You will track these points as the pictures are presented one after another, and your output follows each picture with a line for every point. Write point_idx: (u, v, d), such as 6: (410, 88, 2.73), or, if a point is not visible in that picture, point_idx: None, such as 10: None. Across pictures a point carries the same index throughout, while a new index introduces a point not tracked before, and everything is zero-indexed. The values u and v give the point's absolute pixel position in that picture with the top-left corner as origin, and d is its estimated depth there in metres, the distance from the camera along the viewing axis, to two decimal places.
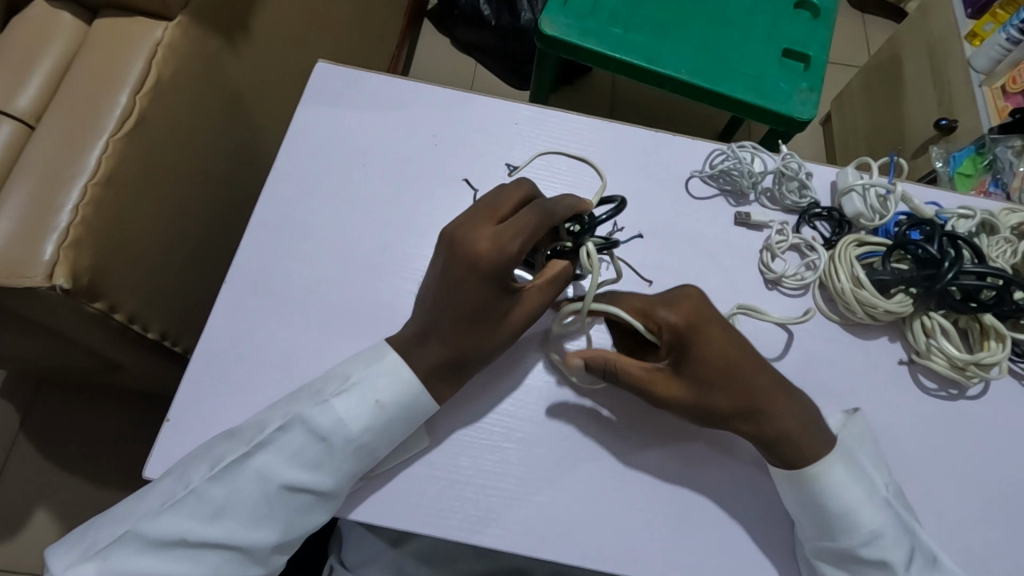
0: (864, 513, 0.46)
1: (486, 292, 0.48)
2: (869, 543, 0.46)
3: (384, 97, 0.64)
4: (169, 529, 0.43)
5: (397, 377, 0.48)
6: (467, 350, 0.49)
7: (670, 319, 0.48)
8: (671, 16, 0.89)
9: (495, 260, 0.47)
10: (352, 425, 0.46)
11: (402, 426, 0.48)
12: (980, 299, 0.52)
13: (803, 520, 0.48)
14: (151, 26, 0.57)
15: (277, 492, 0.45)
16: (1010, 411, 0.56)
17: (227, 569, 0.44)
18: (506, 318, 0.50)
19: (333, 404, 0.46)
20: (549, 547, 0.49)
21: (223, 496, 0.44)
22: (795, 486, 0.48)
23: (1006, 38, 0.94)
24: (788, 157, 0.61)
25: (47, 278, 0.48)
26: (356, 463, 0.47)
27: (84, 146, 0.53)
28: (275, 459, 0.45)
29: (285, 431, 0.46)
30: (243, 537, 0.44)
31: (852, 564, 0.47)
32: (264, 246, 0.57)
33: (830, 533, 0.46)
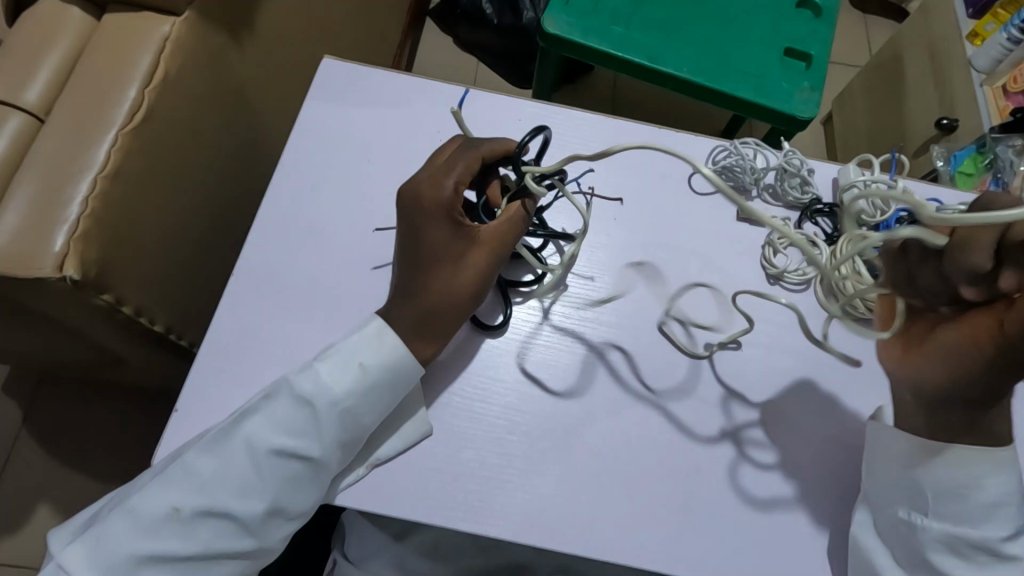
0: (1010, 509, 0.44)
1: (438, 235, 0.50)
2: (1010, 538, 0.43)
3: (388, 94, 0.64)
4: (162, 502, 0.44)
5: (379, 343, 0.49)
6: (437, 302, 0.50)
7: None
8: (673, 14, 0.89)
9: (434, 202, 0.50)
10: (335, 388, 0.47)
11: (386, 391, 0.49)
12: None
13: (931, 501, 0.45)
14: (158, 21, 0.58)
15: (265, 458, 0.45)
16: (1010, 407, 0.56)
17: (220, 541, 0.45)
18: (467, 262, 0.50)
19: (317, 368, 0.47)
20: (551, 539, 0.49)
21: (211, 465, 0.45)
22: (949, 466, 0.44)
23: (1007, 37, 0.95)
24: (790, 153, 0.62)
25: (57, 269, 0.49)
26: (342, 429, 0.47)
27: (93, 140, 0.53)
28: (262, 427, 0.46)
29: (271, 398, 0.47)
30: (234, 504, 0.45)
31: (969, 553, 0.44)
32: (270, 240, 0.57)
33: (964, 517, 0.44)
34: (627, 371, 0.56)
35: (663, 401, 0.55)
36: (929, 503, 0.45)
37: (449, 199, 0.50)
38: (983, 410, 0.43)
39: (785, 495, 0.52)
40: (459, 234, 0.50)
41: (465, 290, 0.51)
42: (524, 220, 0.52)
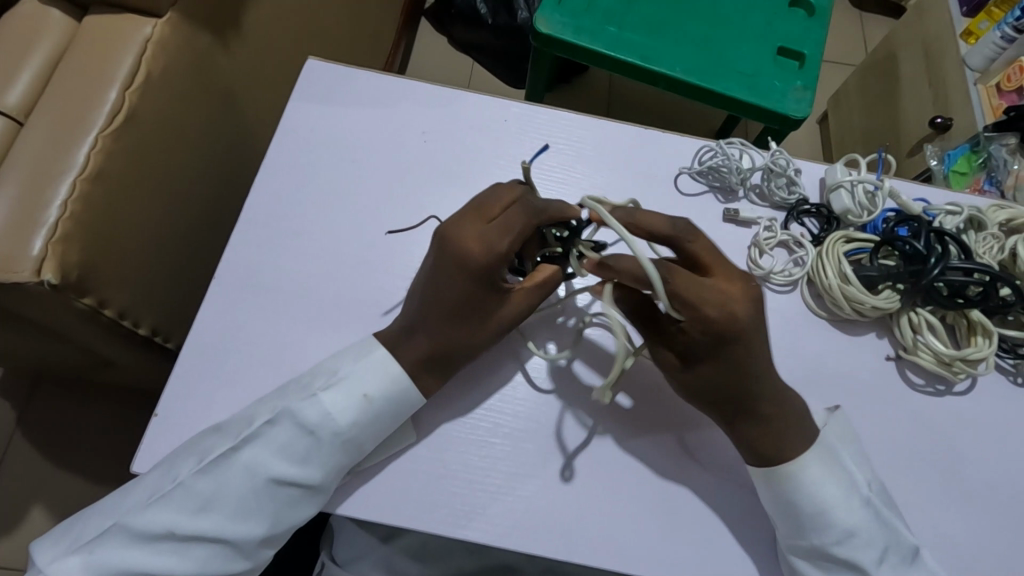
0: (839, 513, 0.46)
1: (474, 291, 0.48)
2: (840, 542, 0.46)
3: (375, 94, 0.64)
4: (157, 523, 0.44)
5: (384, 371, 0.48)
6: (463, 350, 0.50)
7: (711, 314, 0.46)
8: (665, 13, 0.89)
9: (483, 262, 0.47)
10: (341, 420, 0.46)
11: (389, 419, 0.48)
12: (966, 295, 0.52)
13: (777, 520, 0.48)
14: (140, 22, 0.58)
15: (265, 485, 0.45)
16: (998, 408, 0.56)
17: (215, 562, 0.44)
18: (501, 318, 0.50)
19: (322, 399, 0.47)
20: (535, 542, 0.49)
21: (210, 490, 0.44)
22: (769, 485, 0.48)
23: (1000, 36, 0.95)
24: (776, 154, 0.61)
25: (35, 273, 0.49)
26: (343, 457, 0.47)
27: (73, 142, 0.53)
28: (263, 453, 0.45)
29: (272, 425, 0.46)
30: (231, 530, 0.44)
31: (824, 562, 0.47)
32: (254, 242, 0.57)
33: (804, 532, 0.47)
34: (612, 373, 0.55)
35: (649, 402, 0.54)
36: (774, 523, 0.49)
37: (499, 260, 0.47)
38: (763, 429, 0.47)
39: None
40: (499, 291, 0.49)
41: (491, 342, 0.51)
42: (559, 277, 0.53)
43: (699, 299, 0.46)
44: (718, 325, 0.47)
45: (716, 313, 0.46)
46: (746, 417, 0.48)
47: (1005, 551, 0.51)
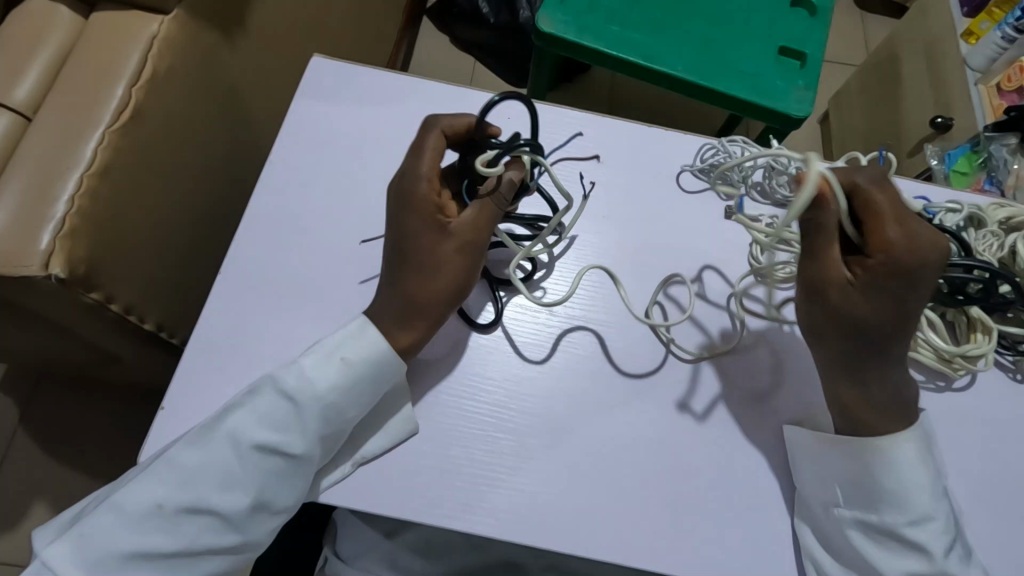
0: (918, 496, 0.46)
1: (413, 226, 0.51)
2: (915, 524, 0.46)
3: (379, 92, 0.65)
4: (143, 498, 0.44)
5: (362, 338, 0.49)
6: (416, 296, 0.50)
7: (892, 238, 0.43)
8: (668, 12, 0.89)
9: (405, 191, 0.51)
10: (319, 384, 0.47)
11: (369, 386, 0.49)
12: (967, 292, 0.53)
13: (845, 491, 0.49)
14: (147, 19, 0.58)
15: (249, 453, 0.46)
16: (998, 405, 0.57)
17: (207, 534, 0.45)
18: (443, 257, 0.50)
19: (301, 364, 0.48)
20: (539, 537, 0.49)
21: (197, 461, 0.45)
22: (857, 459, 0.48)
23: (1001, 36, 0.96)
24: (778, 152, 0.62)
25: (44, 267, 0.49)
26: (325, 423, 0.48)
27: (81, 138, 0.53)
28: (246, 421, 0.46)
29: (256, 394, 0.47)
30: (219, 500, 0.45)
31: (880, 538, 0.47)
32: (258, 238, 0.57)
33: (873, 504, 0.47)
34: (613, 369, 0.56)
35: (651, 398, 0.55)
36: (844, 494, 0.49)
37: (418, 185, 0.51)
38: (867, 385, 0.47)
39: (771, 492, 0.53)
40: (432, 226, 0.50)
41: (445, 287, 0.51)
42: (498, 213, 0.52)
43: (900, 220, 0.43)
44: (895, 255, 0.43)
45: (894, 240, 0.43)
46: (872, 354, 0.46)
47: (1006, 546, 0.51)
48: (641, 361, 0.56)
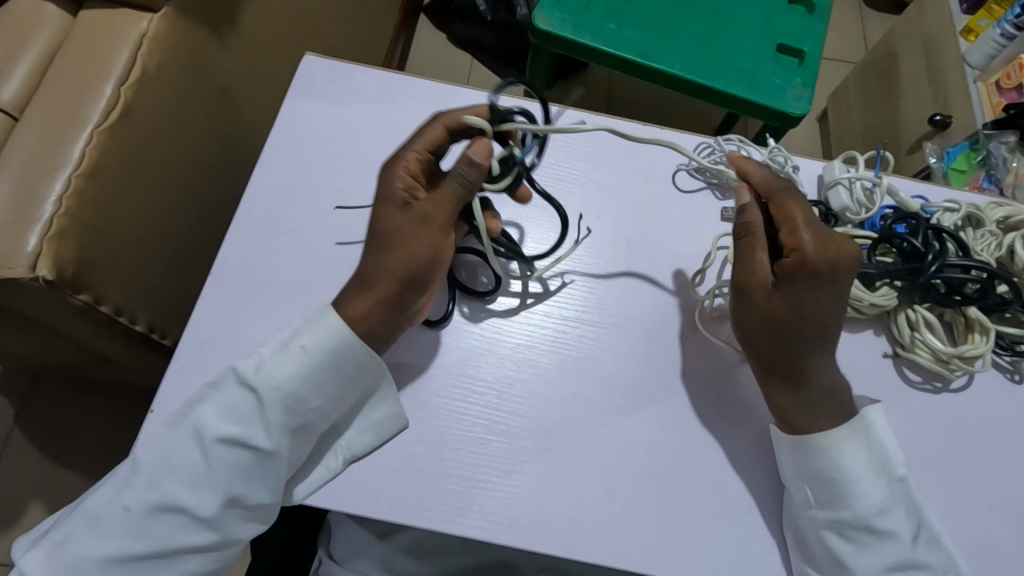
0: (872, 486, 0.47)
1: (385, 208, 0.51)
2: (880, 513, 0.47)
3: (372, 90, 0.64)
4: (113, 501, 0.44)
5: (322, 324, 0.49)
6: (374, 272, 0.50)
7: (807, 244, 0.50)
8: (665, 9, 0.88)
9: (383, 172, 0.52)
10: (277, 373, 0.47)
11: (332, 373, 0.49)
12: (964, 293, 0.52)
13: (812, 492, 0.48)
14: (136, 18, 0.57)
15: (212, 446, 0.45)
16: (996, 405, 0.56)
17: (178, 534, 0.45)
18: (399, 232, 0.50)
19: (262, 354, 0.48)
20: (530, 539, 0.49)
21: (161, 457, 0.45)
22: (809, 456, 0.49)
23: (1001, 33, 0.95)
24: (776, 150, 0.61)
25: (30, 269, 0.49)
26: (290, 413, 0.47)
27: (68, 139, 0.53)
28: (210, 414, 0.46)
29: (219, 387, 0.47)
30: (188, 497, 0.45)
31: (853, 535, 0.47)
32: (247, 238, 0.57)
33: (842, 501, 0.48)
34: (604, 371, 0.55)
35: (645, 399, 0.55)
36: (806, 493, 0.49)
37: (396, 167, 0.52)
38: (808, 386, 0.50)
39: (765, 492, 0.52)
40: (400, 203, 0.50)
41: (398, 264, 0.49)
42: (461, 194, 0.49)
43: (818, 228, 0.51)
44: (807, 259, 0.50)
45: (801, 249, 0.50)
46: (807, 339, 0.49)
47: (1004, 548, 0.51)
48: (634, 362, 0.56)
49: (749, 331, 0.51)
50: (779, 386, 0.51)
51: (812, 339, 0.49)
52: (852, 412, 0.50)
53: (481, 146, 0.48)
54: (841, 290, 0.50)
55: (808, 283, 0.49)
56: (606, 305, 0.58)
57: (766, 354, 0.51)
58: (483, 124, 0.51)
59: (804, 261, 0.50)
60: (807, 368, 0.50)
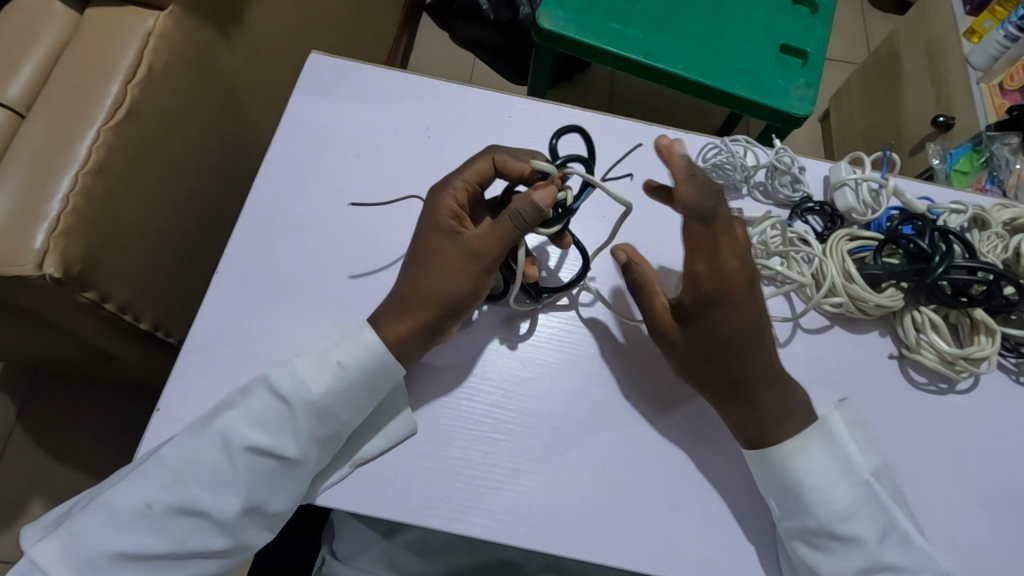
0: (835, 491, 0.47)
1: (435, 236, 0.51)
2: (845, 518, 0.47)
3: (377, 88, 0.64)
4: (133, 498, 0.44)
5: (359, 340, 0.49)
6: (413, 294, 0.50)
7: (700, 271, 0.50)
8: (669, 9, 0.88)
9: (436, 197, 0.52)
10: (313, 386, 0.47)
11: (367, 390, 0.49)
12: (970, 294, 0.52)
13: (779, 502, 0.49)
14: (143, 16, 0.57)
15: (240, 454, 0.46)
16: (1000, 406, 0.56)
17: (194, 536, 0.45)
18: (445, 260, 0.50)
19: (296, 365, 0.48)
20: (537, 538, 0.49)
21: (185, 461, 0.45)
22: (770, 466, 0.49)
23: (1004, 35, 0.94)
24: (781, 151, 0.61)
25: (38, 267, 0.48)
26: (320, 426, 0.47)
27: (74, 137, 0.53)
28: (238, 421, 0.46)
29: (250, 394, 0.47)
30: (210, 503, 0.45)
31: (821, 543, 0.47)
32: (253, 236, 0.57)
33: (805, 512, 0.47)
34: (613, 373, 0.55)
35: (651, 400, 0.55)
36: (773, 506, 0.49)
37: (451, 195, 0.52)
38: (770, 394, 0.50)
39: None
40: (450, 232, 0.51)
41: (438, 290, 0.49)
42: (514, 232, 0.48)
43: (699, 253, 0.50)
44: (700, 288, 0.50)
45: (696, 275, 0.50)
46: (748, 354, 0.50)
47: (1007, 547, 0.51)
48: (641, 362, 0.56)
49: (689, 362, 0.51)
50: (732, 403, 0.50)
51: (744, 349, 0.50)
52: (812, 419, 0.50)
53: (546, 191, 0.47)
54: (747, 296, 0.50)
55: (719, 307, 0.50)
56: (622, 308, 0.58)
57: (725, 372, 0.50)
58: (554, 168, 0.49)
59: (697, 287, 0.50)
60: (766, 377, 0.50)
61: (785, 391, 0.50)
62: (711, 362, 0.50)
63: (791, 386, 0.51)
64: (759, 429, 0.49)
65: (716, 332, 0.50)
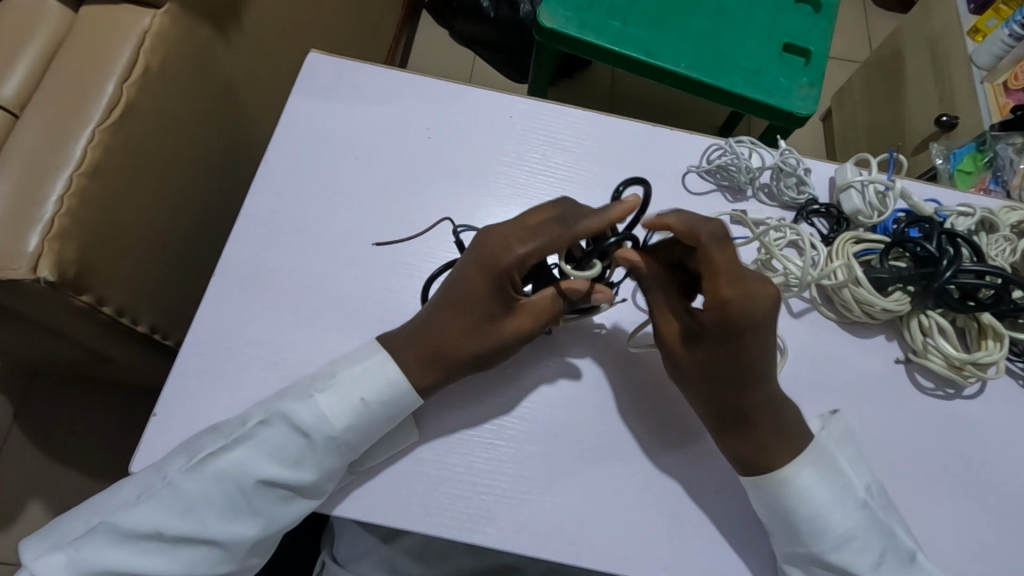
0: (829, 519, 0.46)
1: (484, 291, 0.48)
2: (836, 547, 0.46)
3: (378, 87, 0.63)
4: (143, 523, 0.44)
5: (381, 375, 0.48)
6: (436, 332, 0.49)
7: (725, 295, 0.46)
8: (672, 8, 0.87)
9: (498, 259, 0.47)
10: (335, 422, 0.46)
11: (387, 424, 0.48)
12: (978, 298, 0.52)
13: (771, 527, 0.48)
14: (139, 14, 0.56)
15: (254, 489, 0.45)
16: (1007, 411, 0.56)
17: (203, 562, 0.45)
18: (484, 325, 0.49)
19: (317, 401, 0.47)
20: (538, 546, 0.48)
21: (197, 489, 0.44)
22: (760, 494, 0.48)
23: (1009, 34, 0.93)
24: (786, 153, 0.60)
25: (31, 270, 0.48)
26: (338, 460, 0.47)
27: (68, 138, 0.52)
28: (254, 455, 0.45)
29: (267, 425, 0.46)
30: (221, 532, 0.45)
31: (813, 566, 0.47)
32: (250, 238, 0.56)
33: (800, 539, 0.47)
34: (616, 379, 0.55)
35: (655, 406, 0.54)
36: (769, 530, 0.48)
37: (514, 265, 0.47)
38: (756, 428, 0.48)
39: None
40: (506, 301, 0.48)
41: (466, 348, 0.49)
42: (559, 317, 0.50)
43: (726, 275, 0.46)
44: (728, 307, 0.46)
45: (727, 299, 0.46)
46: (749, 390, 0.48)
47: (1012, 554, 0.51)
48: (643, 367, 0.55)
49: (698, 375, 0.49)
50: (730, 427, 0.49)
51: (746, 383, 0.48)
52: (807, 441, 0.49)
53: (607, 295, 0.49)
54: (761, 329, 0.46)
55: (739, 334, 0.46)
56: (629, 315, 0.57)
57: (715, 402, 0.49)
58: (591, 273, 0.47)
59: (724, 309, 0.46)
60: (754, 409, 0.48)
61: (772, 431, 0.48)
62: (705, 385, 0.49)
63: (795, 425, 0.49)
64: (749, 456, 0.48)
65: (719, 356, 0.48)
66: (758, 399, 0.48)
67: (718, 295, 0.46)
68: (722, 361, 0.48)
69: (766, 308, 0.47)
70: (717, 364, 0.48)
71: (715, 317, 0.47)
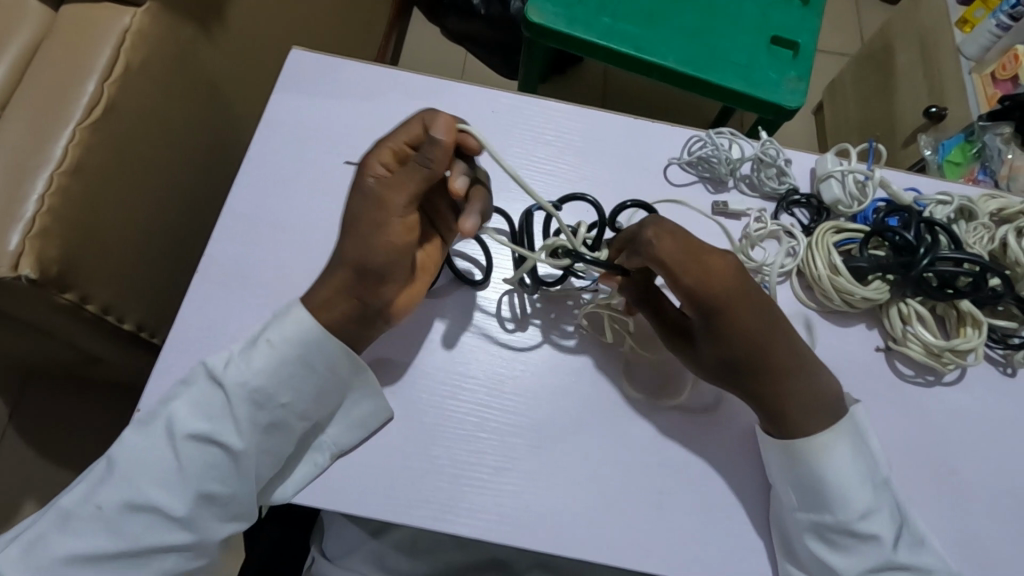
0: (857, 492, 0.47)
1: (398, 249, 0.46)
2: (865, 518, 0.46)
3: (362, 84, 0.63)
4: (86, 498, 0.45)
5: (294, 321, 0.48)
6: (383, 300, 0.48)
7: (687, 284, 0.46)
8: (658, 3, 0.88)
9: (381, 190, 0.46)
10: (244, 367, 0.46)
11: (302, 368, 0.47)
12: (956, 286, 0.52)
13: (796, 495, 0.48)
14: (119, 12, 0.57)
15: (180, 445, 0.45)
16: (987, 397, 0.56)
17: (148, 532, 0.45)
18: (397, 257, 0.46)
19: (234, 352, 0.47)
20: (521, 536, 0.49)
21: (134, 458, 0.45)
22: (796, 464, 0.48)
23: (996, 24, 0.97)
24: (766, 144, 0.60)
25: (13, 268, 0.48)
26: (260, 411, 0.46)
27: (50, 138, 0.52)
28: (178, 412, 0.46)
29: (191, 384, 0.47)
30: (156, 495, 0.45)
31: (832, 538, 0.47)
32: (234, 234, 0.56)
33: (828, 507, 0.47)
34: (594, 367, 0.55)
35: (640, 398, 0.54)
36: (790, 496, 0.48)
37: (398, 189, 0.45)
38: (782, 406, 0.48)
39: (757, 488, 0.52)
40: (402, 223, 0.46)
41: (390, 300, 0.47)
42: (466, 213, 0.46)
43: (679, 267, 0.46)
44: (696, 297, 0.47)
45: (692, 285, 0.46)
46: (758, 376, 0.48)
47: (993, 540, 0.51)
48: (623, 362, 0.55)
49: (707, 370, 0.50)
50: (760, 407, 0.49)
51: (740, 375, 0.48)
52: (843, 411, 0.49)
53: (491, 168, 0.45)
54: (749, 303, 0.47)
55: (723, 315, 0.47)
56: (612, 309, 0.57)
57: (739, 387, 0.49)
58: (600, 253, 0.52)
59: (696, 298, 0.47)
60: (776, 386, 0.48)
61: (784, 406, 0.48)
62: (723, 378, 0.50)
63: (794, 405, 0.48)
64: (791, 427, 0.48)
65: (721, 344, 0.48)
66: (754, 388, 0.48)
67: (680, 281, 0.46)
68: (728, 348, 0.48)
69: (733, 277, 0.47)
70: (717, 362, 0.49)
71: (695, 307, 0.47)
